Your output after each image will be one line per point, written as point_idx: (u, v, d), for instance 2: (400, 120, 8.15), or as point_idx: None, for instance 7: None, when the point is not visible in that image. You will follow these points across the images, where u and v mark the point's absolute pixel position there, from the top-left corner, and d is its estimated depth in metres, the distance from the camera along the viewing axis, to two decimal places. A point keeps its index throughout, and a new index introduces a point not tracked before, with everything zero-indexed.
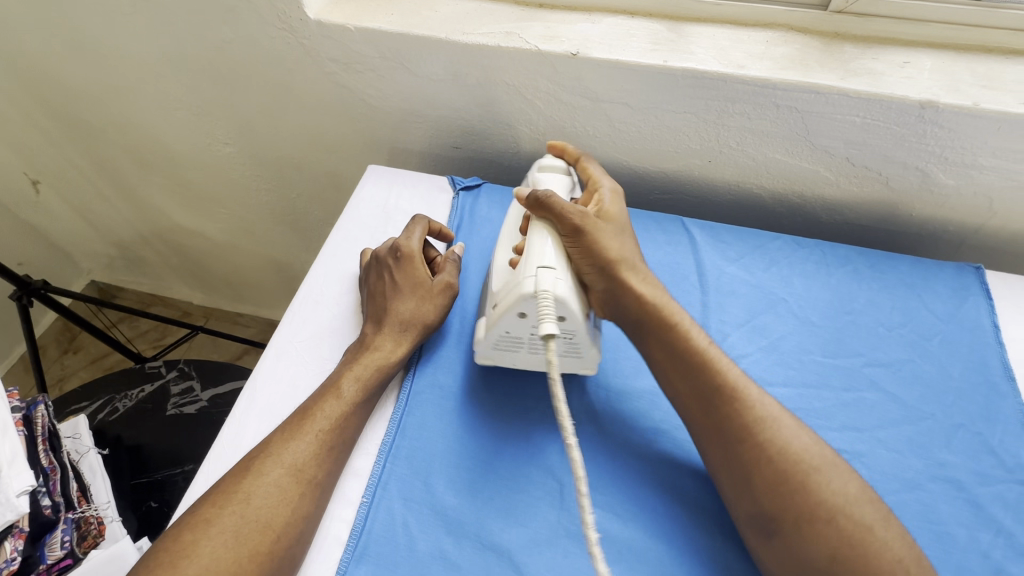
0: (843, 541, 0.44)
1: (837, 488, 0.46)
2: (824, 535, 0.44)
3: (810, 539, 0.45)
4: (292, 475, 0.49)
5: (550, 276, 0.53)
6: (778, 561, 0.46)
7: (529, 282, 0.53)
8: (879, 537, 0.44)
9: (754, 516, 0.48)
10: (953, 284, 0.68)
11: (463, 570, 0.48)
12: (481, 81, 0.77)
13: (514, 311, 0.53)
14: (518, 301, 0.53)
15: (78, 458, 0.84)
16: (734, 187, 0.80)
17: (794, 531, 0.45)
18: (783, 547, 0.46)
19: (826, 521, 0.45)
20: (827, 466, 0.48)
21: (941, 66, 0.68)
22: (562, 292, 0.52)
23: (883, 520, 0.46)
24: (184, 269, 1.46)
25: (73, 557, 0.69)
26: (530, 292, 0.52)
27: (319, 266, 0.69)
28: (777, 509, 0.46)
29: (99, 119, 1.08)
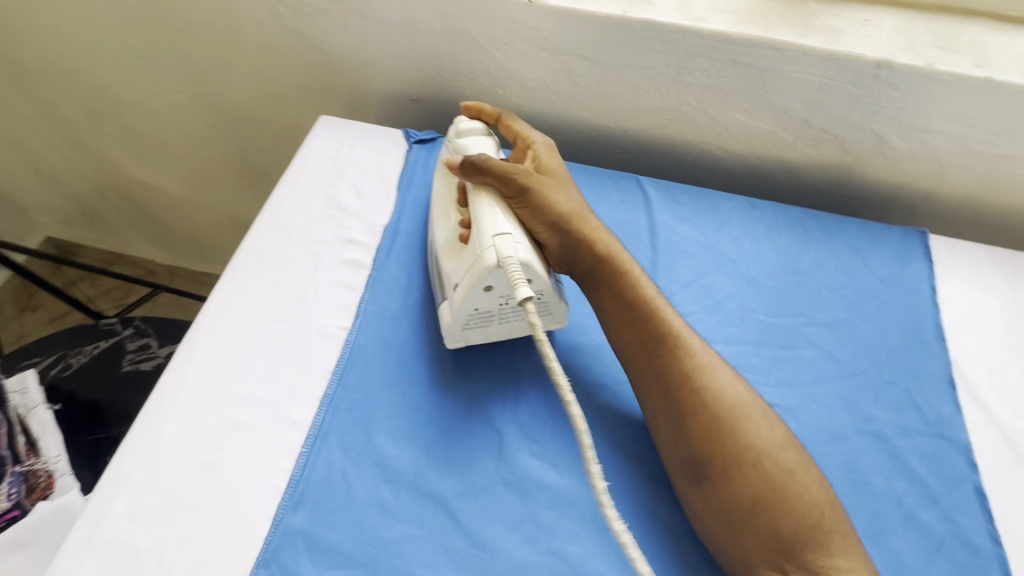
0: (763, 488, 0.46)
1: (764, 435, 0.48)
2: (749, 479, 0.46)
3: (731, 489, 0.46)
4: None
5: (509, 242, 0.52)
6: (704, 506, 0.48)
7: (489, 255, 0.51)
8: (799, 481, 0.47)
9: (685, 461, 0.49)
10: (897, 248, 0.69)
11: (399, 516, 0.49)
12: (436, 28, 0.74)
13: (481, 286, 0.52)
14: (484, 276, 0.51)
15: (26, 413, 0.81)
16: (694, 147, 0.79)
17: (721, 475, 0.47)
18: (709, 494, 0.47)
19: (748, 469, 0.47)
20: (757, 414, 0.49)
21: (900, 25, 0.67)
22: (524, 255, 0.51)
23: (804, 467, 0.48)
24: (143, 226, 1.41)
25: (20, 509, 0.71)
26: (492, 264, 0.51)
27: (263, 219, 0.67)
28: (707, 454, 0.48)
29: (38, 61, 1.02)
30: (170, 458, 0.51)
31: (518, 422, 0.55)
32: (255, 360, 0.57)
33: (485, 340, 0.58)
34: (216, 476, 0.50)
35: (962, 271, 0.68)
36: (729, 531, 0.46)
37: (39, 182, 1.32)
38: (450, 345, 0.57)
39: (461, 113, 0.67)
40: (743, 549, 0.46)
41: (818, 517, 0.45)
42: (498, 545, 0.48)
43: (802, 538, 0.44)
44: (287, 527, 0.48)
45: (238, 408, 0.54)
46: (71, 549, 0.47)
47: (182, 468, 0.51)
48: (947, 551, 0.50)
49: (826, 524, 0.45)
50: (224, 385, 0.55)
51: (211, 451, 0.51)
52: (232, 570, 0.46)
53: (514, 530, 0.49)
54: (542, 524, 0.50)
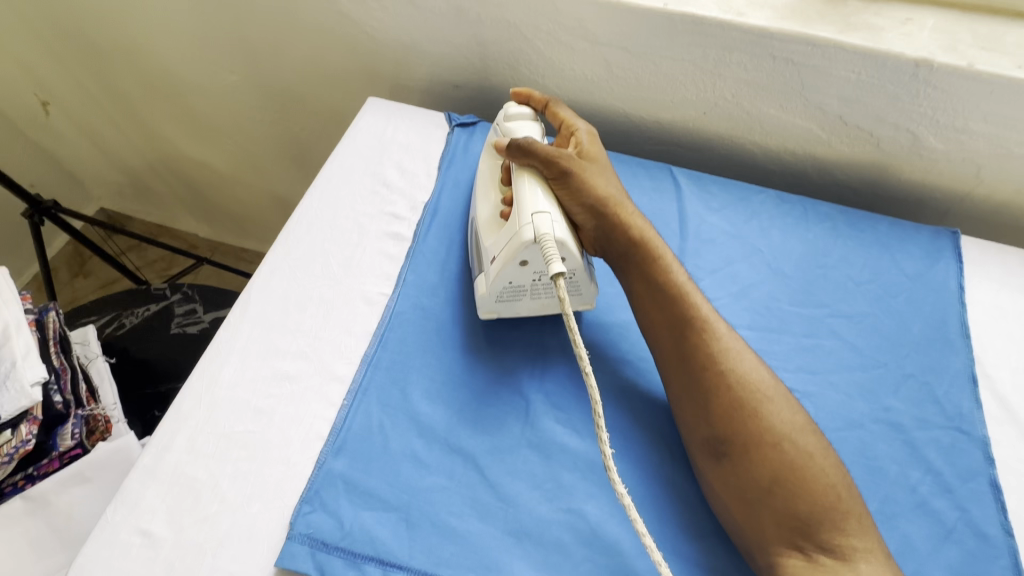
0: (781, 466, 0.48)
1: (784, 418, 0.50)
2: (768, 459, 0.48)
3: (750, 465, 0.49)
4: None
5: (547, 220, 0.54)
6: (721, 480, 0.50)
7: (527, 231, 0.54)
8: (817, 464, 0.48)
9: (705, 438, 0.51)
10: (927, 246, 0.70)
11: (431, 468, 0.53)
12: (482, 17, 0.77)
13: (516, 260, 0.55)
14: (520, 250, 0.54)
15: (87, 362, 0.89)
16: (728, 141, 0.81)
17: (741, 453, 0.49)
18: (727, 469, 0.50)
19: (767, 446, 0.49)
20: (778, 397, 0.51)
21: (942, 26, 0.68)
22: (560, 234, 0.54)
23: (821, 451, 0.50)
24: (191, 201, 1.49)
25: (81, 448, 0.75)
26: (529, 240, 0.54)
27: (314, 191, 0.72)
28: (729, 432, 0.50)
29: (107, 41, 1.09)
30: (226, 402, 0.56)
31: (544, 391, 0.58)
32: (303, 319, 0.61)
33: (515, 314, 0.61)
34: (266, 421, 0.55)
35: (993, 272, 0.68)
36: (746, 507, 0.48)
37: (98, 154, 1.41)
38: (483, 315, 0.61)
39: (510, 99, 0.70)
40: (759, 524, 0.48)
41: (834, 498, 0.47)
42: (522, 501, 0.52)
43: (818, 518, 0.46)
44: (330, 471, 0.52)
45: (286, 361, 0.59)
46: (139, 476, 0.52)
47: (236, 411, 0.55)
48: (958, 538, 0.51)
49: (841, 505, 0.47)
50: (275, 340, 0.60)
51: (262, 398, 0.56)
52: (279, 504, 0.51)
53: (537, 489, 0.53)
54: (564, 485, 0.53)
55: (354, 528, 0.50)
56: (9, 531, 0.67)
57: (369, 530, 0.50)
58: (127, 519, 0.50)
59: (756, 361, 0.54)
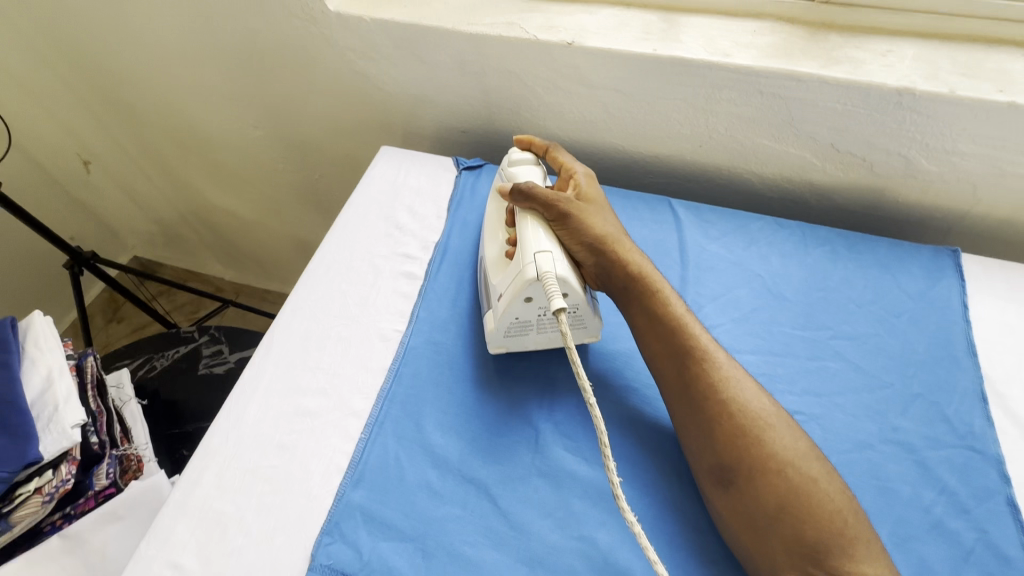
0: (787, 492, 0.48)
1: (787, 444, 0.51)
2: (773, 485, 0.49)
3: (757, 491, 0.49)
4: None
5: (548, 259, 0.57)
6: (728, 507, 0.50)
7: (530, 269, 0.57)
8: (822, 489, 0.49)
9: (712, 466, 0.52)
10: (928, 266, 0.71)
11: (444, 497, 0.55)
12: (485, 69, 0.83)
13: (522, 297, 0.58)
14: (524, 287, 0.57)
15: (121, 405, 0.94)
16: (724, 171, 0.84)
17: (747, 480, 0.50)
18: (734, 496, 0.50)
19: (772, 472, 0.49)
20: (781, 423, 0.52)
21: (922, 56, 0.70)
22: (561, 271, 0.57)
23: (826, 476, 0.50)
24: (219, 247, 1.57)
25: (115, 487, 0.79)
26: (532, 277, 0.56)
27: (332, 236, 0.76)
28: (733, 459, 0.51)
29: (144, 104, 1.19)
30: (251, 438, 0.59)
31: (553, 420, 0.60)
32: (322, 357, 0.65)
33: (523, 348, 0.64)
34: (289, 455, 0.58)
35: (998, 289, 0.68)
36: (756, 534, 0.48)
37: (134, 206, 1.50)
38: (492, 350, 0.63)
39: (513, 145, 0.74)
40: (767, 550, 0.48)
41: (841, 524, 0.47)
42: (534, 529, 0.53)
43: (827, 544, 0.46)
44: (348, 503, 0.54)
45: (307, 397, 0.62)
46: (170, 511, 0.55)
47: (260, 447, 0.58)
48: (977, 560, 0.51)
49: (849, 531, 0.47)
50: (296, 378, 0.63)
51: (284, 434, 0.59)
52: (300, 535, 0.53)
53: (549, 516, 0.54)
54: (574, 512, 0.54)
55: (373, 558, 0.52)
56: (46, 569, 0.69)
57: (386, 559, 0.51)
58: (159, 552, 0.53)
59: (758, 387, 0.55)
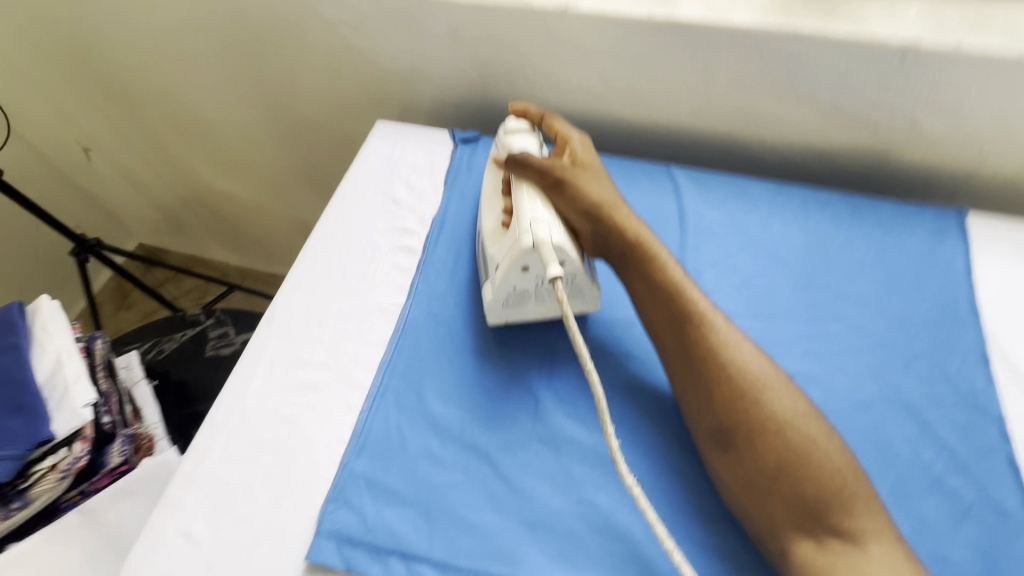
0: (786, 451, 0.48)
1: (786, 405, 0.50)
2: (772, 445, 0.48)
3: (756, 452, 0.49)
4: None
5: (545, 227, 0.57)
6: (728, 469, 0.50)
7: (526, 238, 0.57)
8: (821, 449, 0.48)
9: (711, 429, 0.52)
10: (931, 226, 0.69)
11: (446, 464, 0.56)
12: (479, 39, 0.82)
13: (518, 266, 0.58)
14: (520, 256, 0.57)
15: (131, 386, 0.95)
16: (725, 137, 0.82)
17: (746, 442, 0.49)
18: (734, 457, 0.50)
19: (771, 432, 0.49)
20: (779, 385, 0.51)
21: (928, 9, 0.68)
22: (557, 239, 0.57)
23: (826, 436, 0.49)
24: (222, 232, 1.58)
25: (129, 464, 0.81)
26: (529, 246, 0.56)
27: (330, 212, 0.76)
28: (732, 421, 0.50)
29: (140, 87, 1.18)
30: (256, 411, 0.60)
31: (553, 388, 0.60)
32: (323, 331, 0.65)
33: (523, 318, 0.64)
34: (293, 426, 0.59)
35: (1004, 249, 0.67)
36: (754, 494, 0.49)
37: (137, 193, 1.51)
38: (492, 321, 0.63)
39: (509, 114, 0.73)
40: (767, 510, 0.48)
41: (840, 482, 0.47)
42: (535, 493, 0.54)
43: (826, 502, 0.46)
44: (352, 471, 0.55)
45: (309, 371, 0.62)
46: (179, 483, 0.56)
47: (265, 420, 0.59)
48: (975, 516, 0.51)
49: (847, 489, 0.47)
50: (298, 352, 0.64)
51: (288, 406, 0.60)
52: (308, 503, 0.54)
53: (549, 481, 0.55)
54: (574, 477, 0.55)
55: (377, 523, 0.53)
56: (65, 544, 0.71)
57: (391, 524, 0.53)
58: (170, 521, 0.54)
59: (758, 350, 0.54)
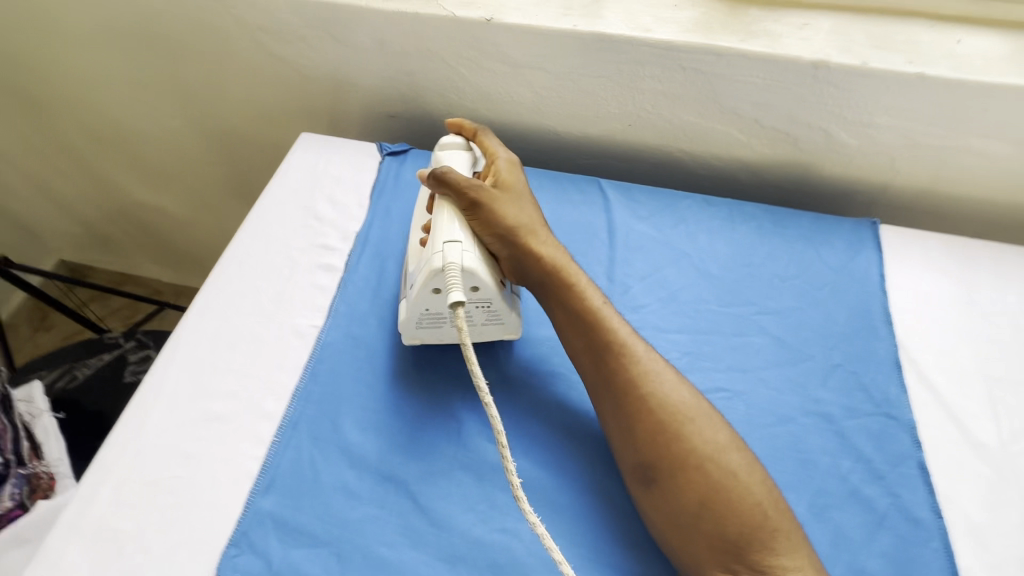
0: (709, 487, 0.47)
1: (707, 438, 0.50)
2: (693, 481, 0.48)
3: (679, 486, 0.48)
4: None
5: (457, 250, 0.55)
6: (653, 505, 0.49)
7: (437, 258, 0.55)
8: (742, 483, 0.48)
9: (635, 463, 0.51)
10: (849, 237, 0.71)
11: (362, 498, 0.52)
12: (405, 49, 0.79)
13: (428, 287, 0.55)
14: (430, 277, 0.55)
15: (31, 419, 0.86)
16: (656, 149, 0.83)
17: (669, 478, 0.48)
18: (658, 492, 0.49)
19: (694, 467, 0.48)
20: (701, 417, 0.51)
21: (839, 28, 0.70)
22: (469, 262, 0.54)
23: (749, 469, 0.49)
24: (151, 247, 1.49)
25: (22, 508, 0.73)
26: (439, 267, 0.54)
27: (246, 229, 0.72)
28: (655, 456, 0.49)
29: (47, 95, 1.09)
30: (152, 449, 0.55)
31: (477, 411, 0.58)
32: (233, 358, 0.61)
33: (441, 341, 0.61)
34: (194, 464, 0.54)
35: (914, 258, 0.70)
36: (677, 530, 0.48)
37: (52, 207, 1.40)
38: (406, 342, 0.60)
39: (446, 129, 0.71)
40: (689, 547, 0.47)
41: (761, 518, 0.46)
42: (455, 525, 0.51)
43: (747, 538, 0.46)
44: (258, 510, 0.51)
45: (215, 401, 0.58)
46: (61, 533, 0.51)
47: (162, 458, 0.54)
48: (890, 525, 0.52)
49: (770, 524, 0.46)
50: (205, 381, 0.59)
51: (190, 442, 0.55)
52: (206, 549, 0.50)
53: (471, 510, 0.52)
54: (497, 504, 0.52)
55: (283, 567, 0.49)
56: None
57: (298, 567, 0.49)
58: None
59: (683, 379, 0.54)
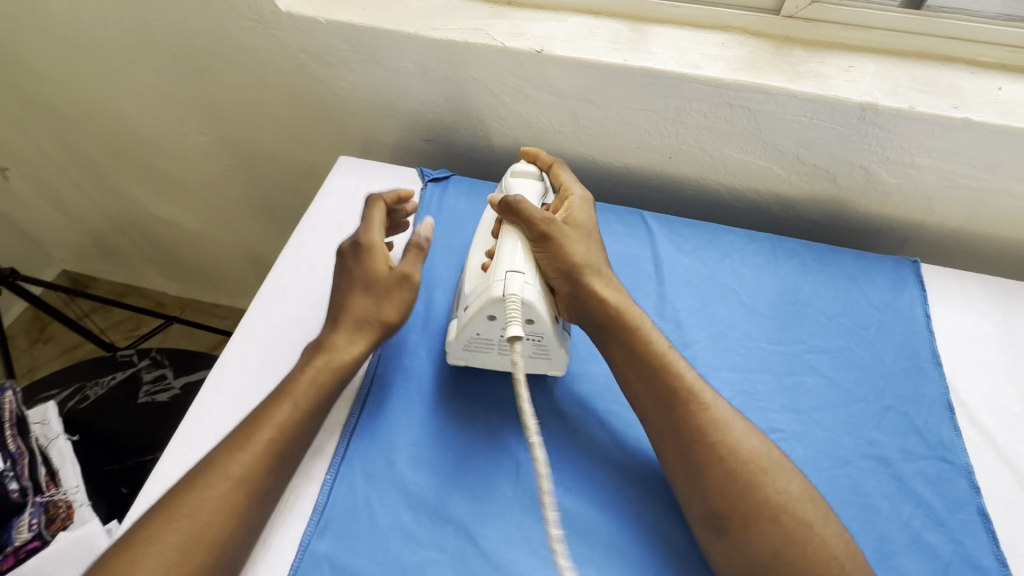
0: (785, 539, 0.46)
1: (781, 487, 0.49)
2: (767, 532, 0.47)
3: (754, 538, 0.47)
4: (237, 485, 0.48)
5: (518, 281, 0.54)
6: (725, 557, 0.48)
7: (496, 288, 0.54)
8: (818, 535, 0.47)
9: (705, 513, 0.50)
10: (891, 276, 0.72)
11: (421, 541, 0.51)
12: (449, 76, 0.79)
13: (484, 314, 0.55)
14: (488, 305, 0.54)
15: (46, 443, 0.83)
16: (694, 182, 0.84)
17: (741, 528, 0.48)
18: (733, 544, 0.48)
19: (770, 520, 0.47)
20: (773, 467, 0.50)
21: (883, 71, 0.71)
22: (528, 296, 0.53)
23: (823, 519, 0.48)
24: (160, 260, 1.46)
25: (41, 540, 0.71)
26: (498, 296, 0.53)
27: (288, 254, 0.71)
28: (726, 506, 0.49)
29: (69, 107, 1.07)
30: None
31: (532, 448, 0.57)
32: None
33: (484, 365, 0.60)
34: None
35: (955, 298, 0.71)
36: None
37: (61, 217, 1.37)
38: (451, 361, 0.60)
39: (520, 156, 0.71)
40: None
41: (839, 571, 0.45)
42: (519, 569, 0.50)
43: None
44: (314, 553, 0.49)
45: None
46: None
47: None
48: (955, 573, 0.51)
49: None
50: None
51: None
52: None
53: (533, 554, 0.51)
54: None
55: None
56: None
57: None
58: None
59: (751, 425, 0.54)
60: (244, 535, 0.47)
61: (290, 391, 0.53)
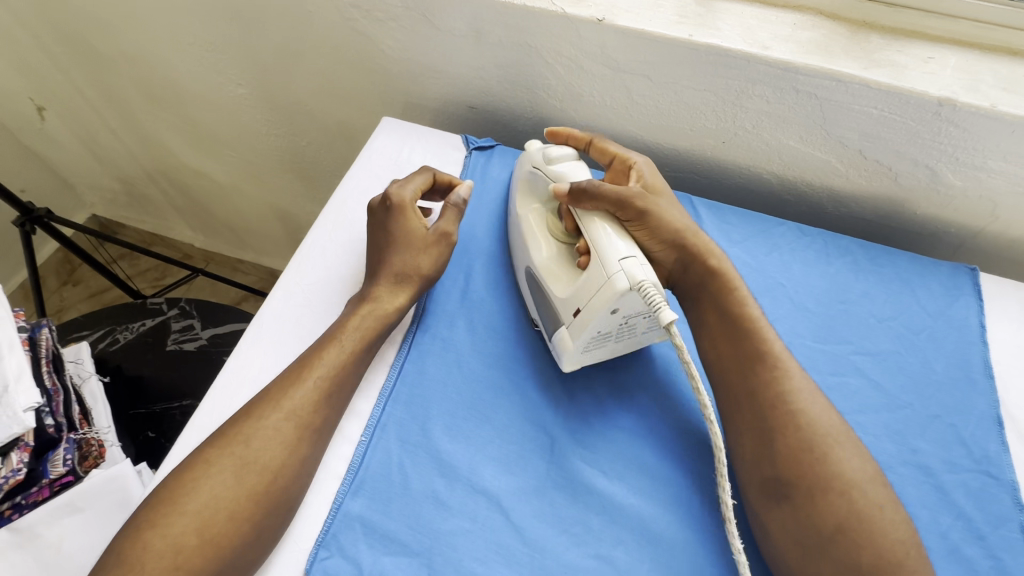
0: (851, 514, 0.46)
1: (857, 475, 0.48)
2: (834, 506, 0.47)
3: (817, 510, 0.47)
4: (290, 419, 0.50)
5: (636, 265, 0.51)
6: (777, 524, 0.48)
7: (620, 279, 0.51)
8: (885, 518, 0.46)
9: (766, 481, 0.50)
10: (947, 282, 0.69)
11: (453, 509, 0.51)
12: (503, 40, 0.76)
13: (610, 309, 0.51)
14: (614, 300, 0.51)
15: (79, 382, 0.85)
16: (745, 170, 0.81)
17: (806, 498, 0.47)
18: (791, 512, 0.48)
19: (839, 493, 0.47)
20: (849, 447, 0.50)
21: (964, 65, 0.67)
22: (654, 276, 0.51)
23: (891, 503, 0.48)
24: (189, 211, 1.46)
25: (75, 475, 0.69)
26: (627, 287, 0.50)
27: (329, 213, 0.70)
28: (795, 475, 0.48)
29: (108, 49, 1.06)
30: None
31: (570, 428, 0.56)
32: None
33: (596, 359, 0.58)
34: None
35: (1012, 310, 0.68)
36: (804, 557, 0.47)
37: (95, 162, 1.37)
38: (566, 366, 0.57)
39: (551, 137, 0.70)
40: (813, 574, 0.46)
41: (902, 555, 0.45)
42: (550, 547, 0.50)
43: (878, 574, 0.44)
44: (347, 513, 0.50)
45: None
46: None
47: None
48: None
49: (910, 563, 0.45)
50: None
51: None
52: (293, 548, 0.48)
53: (564, 532, 0.50)
54: (592, 529, 0.51)
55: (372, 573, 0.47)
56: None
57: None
58: None
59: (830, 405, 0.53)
60: (298, 468, 0.49)
61: (339, 336, 0.55)
